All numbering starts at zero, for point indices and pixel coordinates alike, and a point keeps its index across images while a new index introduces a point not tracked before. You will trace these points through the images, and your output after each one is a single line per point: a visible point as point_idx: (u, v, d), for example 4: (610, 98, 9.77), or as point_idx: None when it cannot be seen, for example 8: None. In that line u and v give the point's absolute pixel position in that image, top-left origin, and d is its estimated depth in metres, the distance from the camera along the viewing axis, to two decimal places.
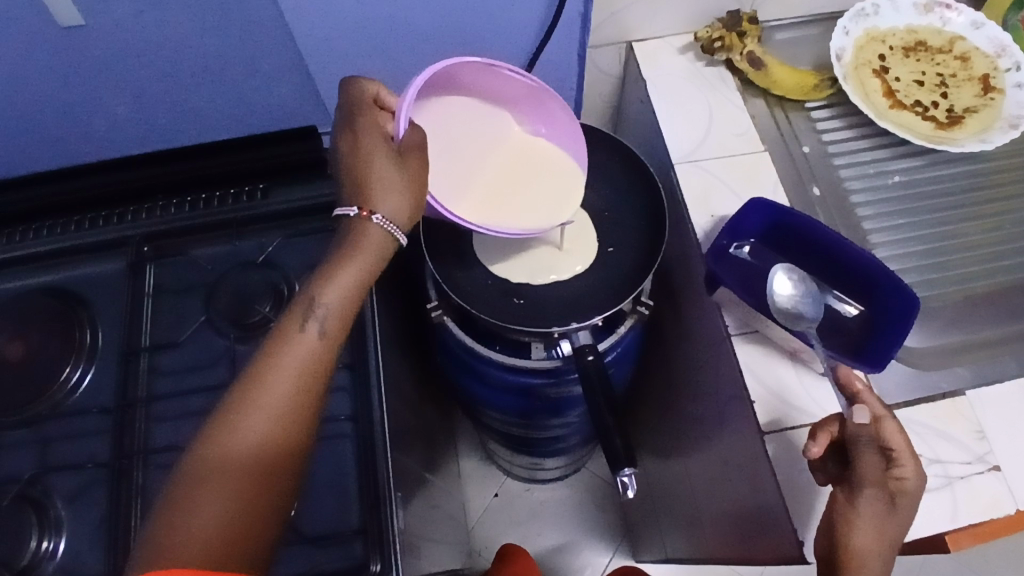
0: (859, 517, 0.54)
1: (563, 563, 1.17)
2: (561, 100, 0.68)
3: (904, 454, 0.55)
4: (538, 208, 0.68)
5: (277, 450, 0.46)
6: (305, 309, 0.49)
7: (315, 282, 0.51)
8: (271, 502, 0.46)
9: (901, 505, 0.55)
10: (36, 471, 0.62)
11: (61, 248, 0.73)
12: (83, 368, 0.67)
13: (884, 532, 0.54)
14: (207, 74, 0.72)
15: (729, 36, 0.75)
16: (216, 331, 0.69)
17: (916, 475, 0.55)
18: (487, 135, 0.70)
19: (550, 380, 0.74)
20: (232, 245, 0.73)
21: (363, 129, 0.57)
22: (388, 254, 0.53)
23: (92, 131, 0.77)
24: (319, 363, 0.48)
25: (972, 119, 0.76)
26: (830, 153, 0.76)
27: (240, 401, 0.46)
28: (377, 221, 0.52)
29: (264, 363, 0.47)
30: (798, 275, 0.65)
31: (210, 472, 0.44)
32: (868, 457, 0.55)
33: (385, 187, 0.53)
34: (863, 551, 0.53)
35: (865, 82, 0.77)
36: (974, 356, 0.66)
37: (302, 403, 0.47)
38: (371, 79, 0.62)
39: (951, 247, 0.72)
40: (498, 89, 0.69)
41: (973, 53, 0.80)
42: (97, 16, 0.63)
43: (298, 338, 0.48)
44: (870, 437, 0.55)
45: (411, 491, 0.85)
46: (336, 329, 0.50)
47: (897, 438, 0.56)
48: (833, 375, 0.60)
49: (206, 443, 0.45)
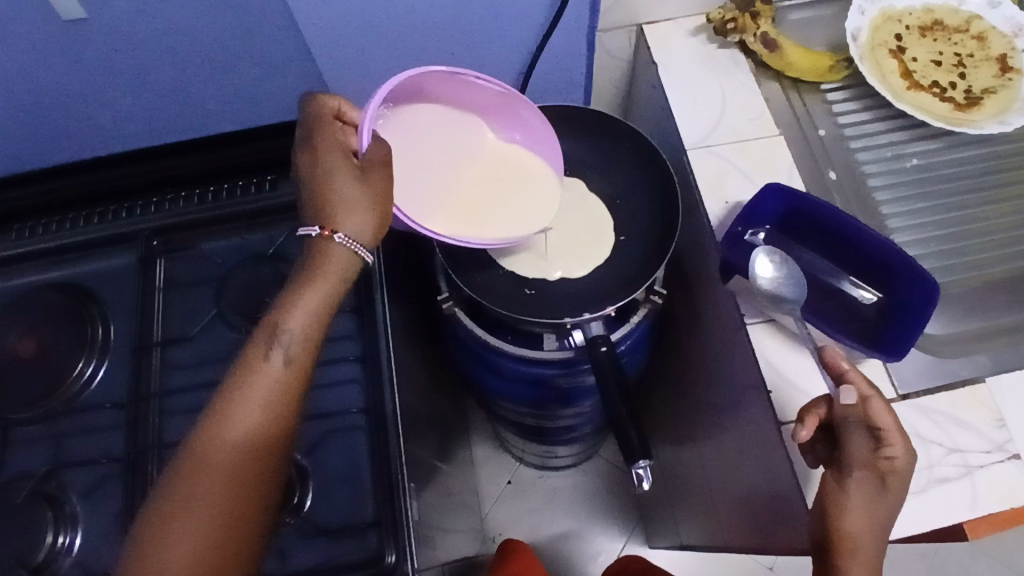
0: (850, 499, 0.54)
1: (577, 549, 1.17)
2: (534, 107, 0.67)
3: (893, 432, 0.54)
4: (511, 219, 0.68)
5: (250, 481, 0.46)
6: (269, 337, 0.49)
7: (278, 308, 0.50)
8: (250, 532, 0.46)
9: (892, 485, 0.54)
10: (51, 467, 0.62)
11: (69, 243, 0.72)
12: (95, 363, 0.67)
13: (877, 512, 0.54)
14: (211, 65, 0.71)
15: (742, 17, 0.73)
16: (228, 325, 0.68)
17: (906, 454, 0.54)
18: (464, 143, 0.69)
19: (562, 371, 0.73)
20: (242, 238, 0.73)
21: (322, 145, 0.56)
22: (353, 274, 0.53)
23: (96, 125, 0.76)
24: (288, 391, 0.48)
25: (991, 100, 0.74)
26: (846, 136, 0.74)
27: (207, 436, 0.46)
28: (339, 240, 0.52)
29: (229, 396, 0.47)
30: (780, 255, 0.65)
31: (182, 510, 0.44)
32: (857, 438, 0.55)
33: (347, 207, 0.53)
34: (855, 532, 0.53)
35: (881, 63, 0.76)
36: (994, 342, 0.65)
37: (272, 431, 0.48)
38: (331, 94, 0.60)
39: (970, 231, 0.71)
40: (472, 98, 0.68)
41: (991, 32, 0.79)
42: (98, 9, 0.62)
43: (264, 367, 0.48)
44: (857, 418, 0.56)
45: (424, 481, 0.85)
46: (303, 353, 0.49)
47: (886, 416, 0.54)
48: (820, 355, 0.59)
49: (175, 482, 0.45)
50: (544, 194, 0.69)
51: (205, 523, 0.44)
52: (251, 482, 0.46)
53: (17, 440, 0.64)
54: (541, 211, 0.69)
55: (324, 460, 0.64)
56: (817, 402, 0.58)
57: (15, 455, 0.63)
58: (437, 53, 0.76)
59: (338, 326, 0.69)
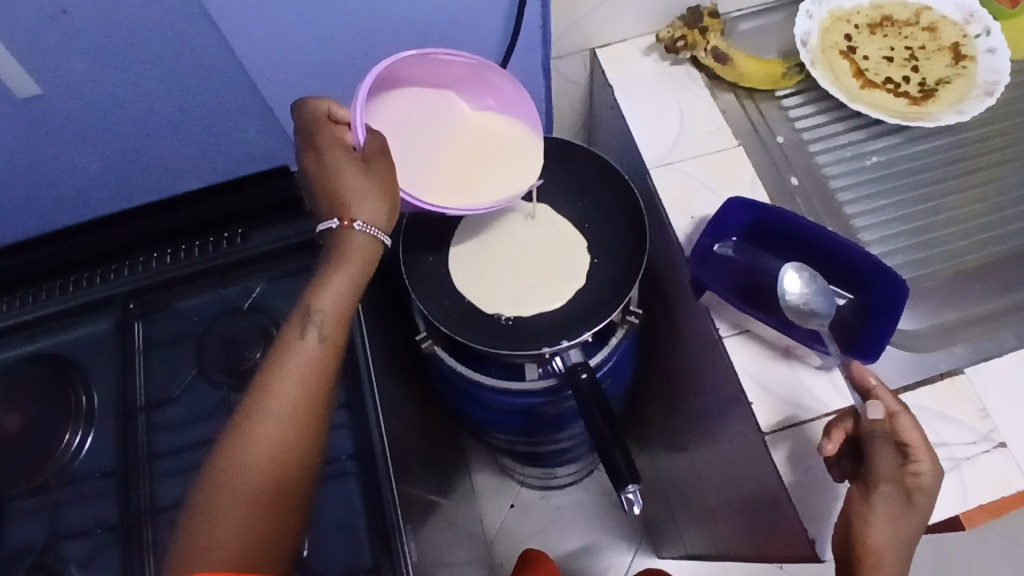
0: (875, 513, 0.55)
1: (587, 565, 1.17)
2: (501, 70, 0.67)
3: (919, 448, 0.55)
4: (504, 178, 0.67)
5: (293, 451, 0.48)
6: (302, 319, 0.51)
7: (309, 293, 0.52)
8: (293, 500, 0.48)
9: (918, 501, 0.54)
10: (49, 540, 0.61)
11: (45, 315, 0.71)
12: (82, 432, 0.66)
13: (900, 528, 0.55)
14: (173, 123, 0.71)
15: (691, 33, 0.75)
16: (210, 381, 0.67)
17: (933, 471, 0.55)
18: (443, 119, 0.68)
19: (548, 400, 0.75)
20: (217, 293, 0.72)
21: (325, 146, 0.57)
22: (377, 257, 0.54)
23: (62, 192, 0.76)
24: (322, 366, 0.50)
25: (946, 90, 0.75)
26: (806, 140, 0.75)
27: (251, 409, 0.48)
28: (360, 228, 0.53)
29: (269, 373, 0.49)
30: (809, 271, 0.64)
31: (231, 481, 0.46)
32: (883, 453, 0.56)
33: (359, 195, 0.54)
34: (879, 548, 0.54)
35: (833, 65, 0.77)
36: (971, 332, 0.66)
37: (310, 403, 0.49)
38: (319, 97, 0.61)
39: (938, 222, 0.71)
40: (439, 76, 0.68)
41: (940, 22, 0.80)
42: (53, 79, 0.62)
43: (298, 344, 0.50)
44: (884, 433, 0.56)
45: (424, 518, 0.85)
46: (335, 332, 0.51)
47: (913, 433, 0.55)
48: (846, 370, 0.59)
49: (225, 452, 0.48)
50: (527, 151, 0.68)
51: (252, 487, 0.47)
52: (292, 453, 0.48)
53: (7, 518, 0.63)
54: (527, 168, 0.67)
55: (320, 508, 0.63)
56: (843, 417, 0.59)
57: (8, 533, 0.62)
58: None
59: None
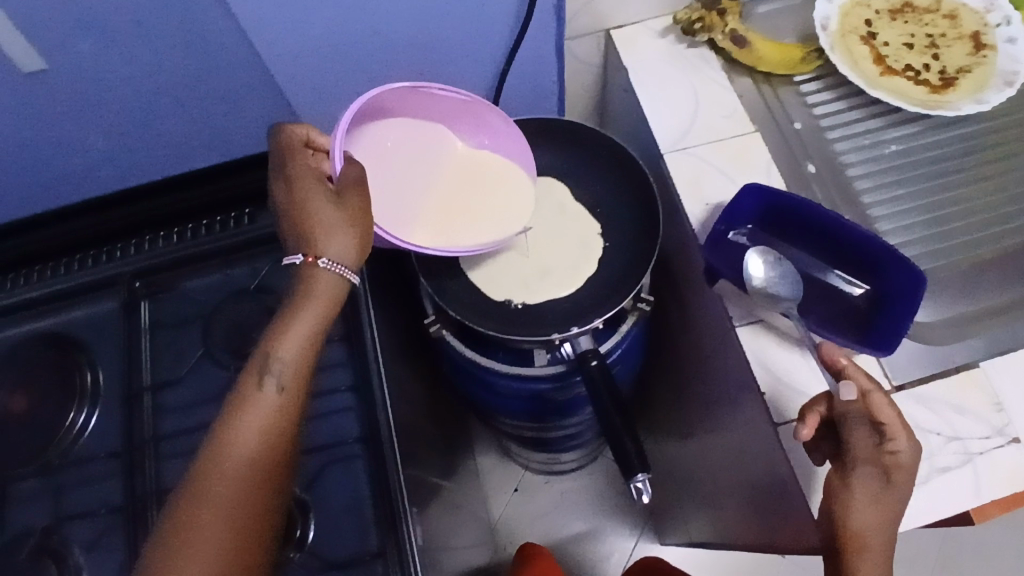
0: (855, 498, 0.55)
1: (589, 550, 1.17)
2: (495, 107, 0.67)
3: (894, 426, 0.54)
4: (489, 217, 0.67)
5: (255, 506, 0.47)
6: (262, 365, 0.50)
7: (270, 337, 0.51)
8: (255, 558, 0.47)
9: (897, 480, 0.54)
10: (52, 522, 0.61)
11: (50, 293, 0.70)
12: (87, 412, 0.65)
13: (884, 507, 0.54)
14: (178, 101, 0.70)
15: (709, 15, 0.73)
16: (216, 363, 0.67)
17: (910, 448, 0.54)
18: (430, 154, 0.68)
19: (555, 386, 0.74)
20: (224, 274, 0.71)
21: (296, 173, 0.57)
22: (341, 297, 0.53)
23: (68, 170, 0.75)
24: (284, 418, 0.49)
25: (965, 79, 0.73)
26: (823, 127, 0.74)
27: (210, 464, 0.46)
28: (325, 265, 0.52)
29: (225, 428, 0.48)
30: (772, 255, 0.65)
31: (188, 546, 0.44)
32: (858, 434, 0.56)
33: (327, 231, 0.53)
34: (861, 530, 0.54)
35: (852, 50, 0.75)
36: (987, 325, 0.65)
37: (272, 455, 0.48)
38: (299, 122, 0.61)
39: (954, 213, 0.70)
40: (429, 109, 0.68)
41: (961, 10, 0.78)
42: (56, 56, 0.61)
43: (257, 396, 0.49)
44: (858, 413, 0.56)
45: (429, 502, 0.84)
46: (296, 380, 0.50)
47: (887, 410, 0.55)
48: (817, 353, 0.59)
49: (181, 513, 0.46)
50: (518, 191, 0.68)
51: (212, 547, 0.45)
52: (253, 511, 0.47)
53: (12, 498, 0.62)
54: (515, 209, 0.68)
55: (325, 492, 0.63)
56: (818, 399, 0.58)
57: (13, 513, 0.62)
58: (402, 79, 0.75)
59: (327, 356, 0.68)
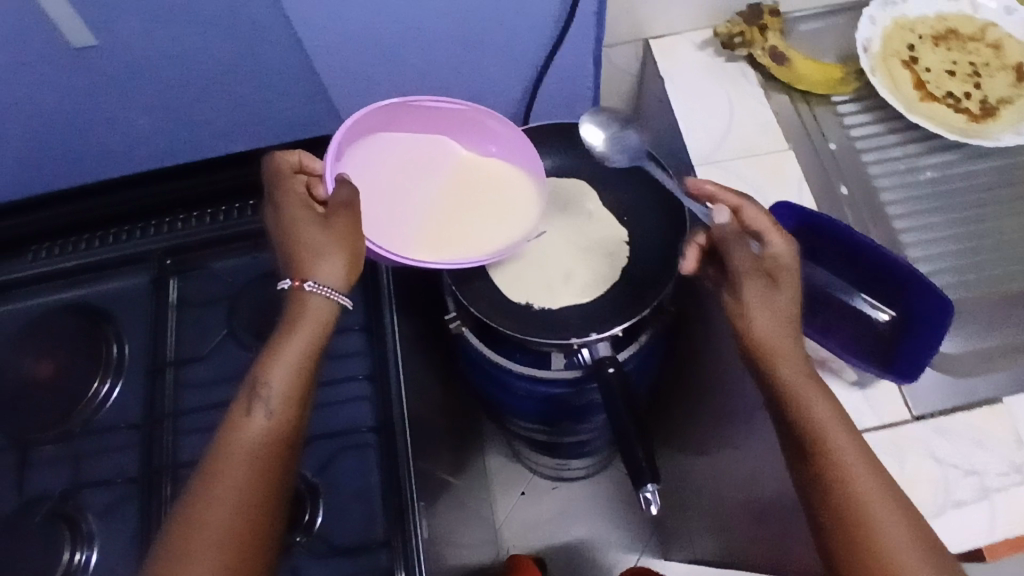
0: (750, 307, 0.56)
1: (592, 559, 1.16)
2: (497, 114, 0.67)
3: (766, 227, 0.58)
4: (487, 227, 0.67)
5: (247, 534, 0.46)
6: (250, 394, 0.49)
7: (259, 365, 0.50)
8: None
9: (782, 278, 0.56)
10: (69, 488, 0.62)
11: (83, 265, 0.72)
12: (110, 382, 0.66)
13: (779, 311, 0.55)
14: (219, 85, 0.71)
15: (750, 30, 0.73)
16: (239, 343, 0.68)
17: (784, 243, 0.57)
18: (435, 165, 0.69)
19: (570, 390, 0.73)
20: (253, 257, 0.72)
21: (285, 201, 0.58)
22: (332, 320, 0.53)
23: (108, 146, 0.77)
24: (271, 444, 0.48)
25: (1007, 110, 0.72)
26: (859, 149, 0.73)
27: (198, 497, 0.46)
28: (309, 288, 0.52)
29: (212, 459, 0.47)
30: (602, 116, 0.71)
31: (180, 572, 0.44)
32: (736, 249, 0.58)
33: (317, 256, 0.53)
34: (764, 337, 0.55)
35: (893, 74, 0.74)
36: (1011, 360, 0.64)
37: (261, 481, 0.47)
38: (290, 149, 0.62)
39: (987, 245, 0.69)
40: (434, 119, 0.69)
41: (1006, 40, 0.77)
42: (107, 34, 0.63)
43: (244, 424, 0.48)
44: (733, 230, 0.59)
45: (436, 498, 0.85)
46: (283, 407, 0.49)
47: (758, 217, 0.58)
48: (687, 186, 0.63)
49: (172, 542, 0.45)
50: (516, 203, 0.68)
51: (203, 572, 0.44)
52: (244, 536, 0.46)
53: (32, 463, 0.64)
54: (511, 220, 0.67)
55: (336, 479, 0.63)
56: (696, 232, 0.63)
57: (31, 475, 0.63)
58: (440, 77, 0.76)
59: (345, 344, 0.69)
